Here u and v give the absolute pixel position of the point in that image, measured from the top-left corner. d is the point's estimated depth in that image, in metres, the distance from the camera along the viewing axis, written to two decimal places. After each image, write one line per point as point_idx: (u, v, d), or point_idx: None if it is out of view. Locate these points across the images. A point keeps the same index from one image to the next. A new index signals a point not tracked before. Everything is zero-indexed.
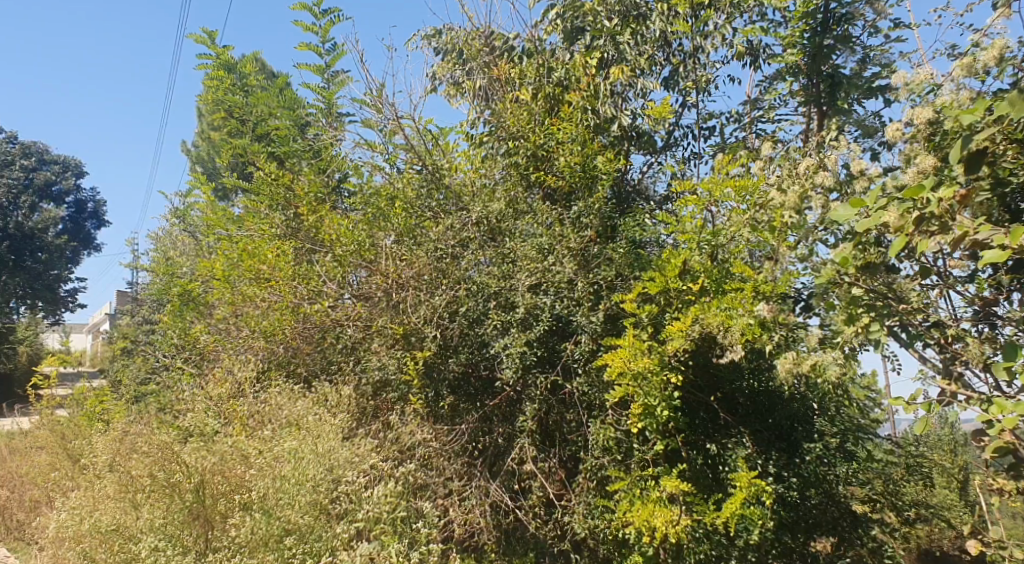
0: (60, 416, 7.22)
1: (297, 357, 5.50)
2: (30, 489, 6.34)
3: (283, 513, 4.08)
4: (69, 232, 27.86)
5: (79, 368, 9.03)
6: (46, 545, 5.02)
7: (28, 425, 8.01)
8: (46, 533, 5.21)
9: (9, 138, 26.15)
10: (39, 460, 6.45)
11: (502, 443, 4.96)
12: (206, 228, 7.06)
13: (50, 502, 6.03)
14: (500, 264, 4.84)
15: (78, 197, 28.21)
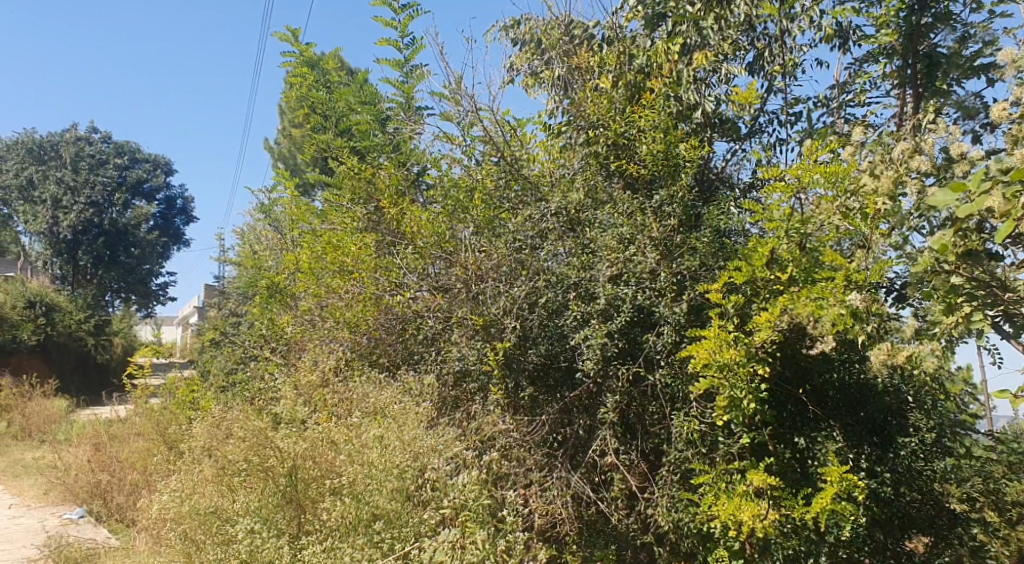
0: (155, 405, 7.56)
1: (379, 347, 5.59)
2: (131, 474, 6.64)
3: (372, 498, 4.22)
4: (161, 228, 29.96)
5: (171, 359, 9.44)
6: (148, 526, 5.25)
7: (125, 412, 8.41)
8: (147, 515, 5.44)
9: (105, 139, 27.81)
10: (138, 446, 6.75)
11: (582, 435, 4.84)
12: (290, 222, 7.26)
13: (149, 486, 6.31)
14: (579, 254, 4.76)
15: (169, 194, 30.21)
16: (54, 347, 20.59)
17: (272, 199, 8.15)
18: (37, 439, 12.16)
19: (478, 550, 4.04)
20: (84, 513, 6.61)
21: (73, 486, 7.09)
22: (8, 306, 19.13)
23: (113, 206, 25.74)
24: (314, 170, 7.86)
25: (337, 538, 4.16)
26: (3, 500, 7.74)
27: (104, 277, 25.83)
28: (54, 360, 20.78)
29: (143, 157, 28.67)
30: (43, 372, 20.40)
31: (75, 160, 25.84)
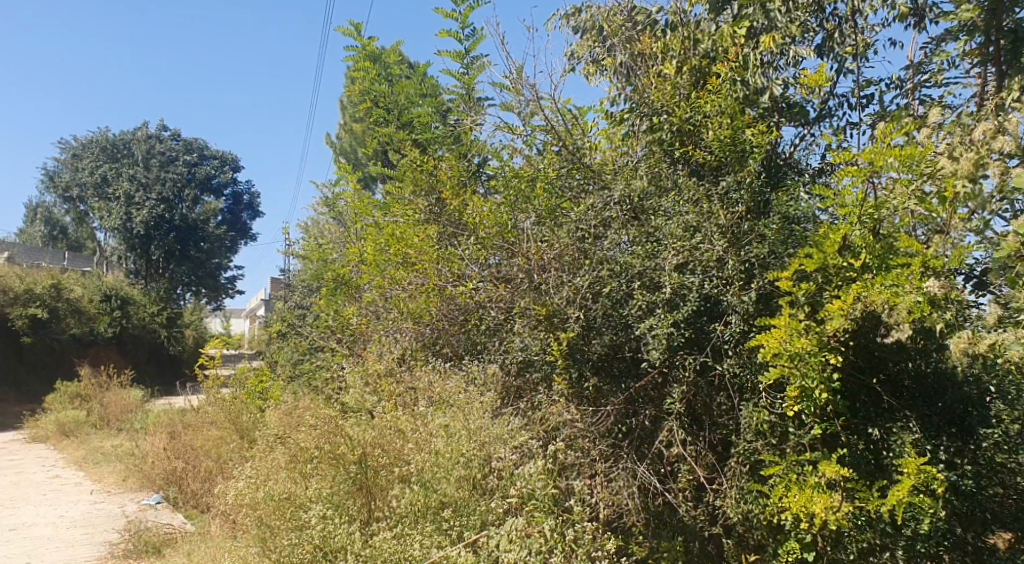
0: (226, 395, 7.79)
1: (443, 337, 5.67)
2: (204, 461, 6.86)
3: (440, 486, 4.32)
4: (228, 223, 31.42)
5: (240, 350, 9.74)
6: (225, 511, 5.43)
7: (197, 403, 8.70)
8: (223, 500, 5.63)
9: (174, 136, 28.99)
10: (211, 434, 6.98)
11: (648, 426, 4.75)
12: (353, 215, 7.39)
13: (223, 473, 6.52)
14: (643, 243, 4.66)
15: (236, 189, 31.48)
16: (128, 340, 22.85)
17: (335, 192, 8.26)
18: (115, 427, 12.64)
19: (547, 539, 4.02)
20: (161, 498, 6.89)
21: (151, 473, 7.42)
22: (84, 300, 21.33)
23: (183, 202, 27.44)
24: (376, 163, 7.98)
25: (407, 525, 4.24)
26: (85, 486, 8.11)
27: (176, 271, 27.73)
28: (129, 351, 22.96)
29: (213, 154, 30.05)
30: (119, 362, 22.60)
31: (144, 159, 26.98)
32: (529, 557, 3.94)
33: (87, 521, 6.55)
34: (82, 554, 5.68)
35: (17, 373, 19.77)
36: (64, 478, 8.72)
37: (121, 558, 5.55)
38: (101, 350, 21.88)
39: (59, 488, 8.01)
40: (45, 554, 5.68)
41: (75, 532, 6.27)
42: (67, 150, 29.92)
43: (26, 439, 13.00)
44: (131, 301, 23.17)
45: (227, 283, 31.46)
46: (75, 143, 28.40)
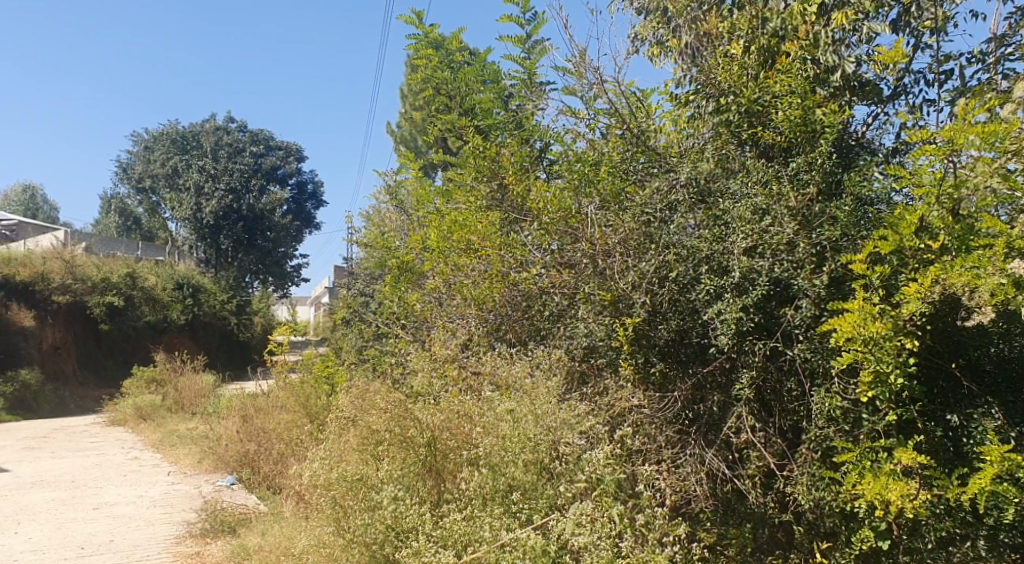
0: (295, 380, 8.00)
1: (507, 323, 5.71)
2: (275, 444, 7.08)
3: (508, 470, 4.36)
4: (293, 211, 32.44)
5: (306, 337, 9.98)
6: (300, 491, 5.60)
7: (267, 388, 8.97)
8: (296, 481, 5.81)
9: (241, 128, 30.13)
10: (282, 419, 7.18)
11: (716, 412, 4.60)
12: (415, 203, 7.48)
13: (296, 455, 6.73)
14: (711, 226, 4.58)
15: (300, 178, 32.44)
16: (200, 327, 24.57)
17: (398, 180, 8.40)
18: (190, 410, 13.07)
19: (614, 525, 4.04)
20: (235, 480, 7.15)
21: (225, 456, 7.70)
22: (158, 288, 22.92)
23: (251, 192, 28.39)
24: (437, 150, 8.05)
25: (477, 507, 4.32)
26: (163, 467, 8.45)
27: (241, 261, 28.83)
28: (200, 338, 24.69)
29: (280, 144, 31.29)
30: (192, 349, 24.24)
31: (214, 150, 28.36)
32: (600, 542, 3.93)
33: (166, 501, 6.85)
34: (163, 533, 5.92)
35: (96, 359, 21.38)
36: (143, 460, 9.09)
37: (199, 537, 5.77)
38: (175, 336, 23.64)
39: (139, 469, 8.37)
40: (128, 532, 5.95)
41: (155, 511, 6.55)
42: (138, 145, 31.03)
43: (106, 422, 13.57)
44: (201, 290, 24.89)
45: (293, 272, 32.23)
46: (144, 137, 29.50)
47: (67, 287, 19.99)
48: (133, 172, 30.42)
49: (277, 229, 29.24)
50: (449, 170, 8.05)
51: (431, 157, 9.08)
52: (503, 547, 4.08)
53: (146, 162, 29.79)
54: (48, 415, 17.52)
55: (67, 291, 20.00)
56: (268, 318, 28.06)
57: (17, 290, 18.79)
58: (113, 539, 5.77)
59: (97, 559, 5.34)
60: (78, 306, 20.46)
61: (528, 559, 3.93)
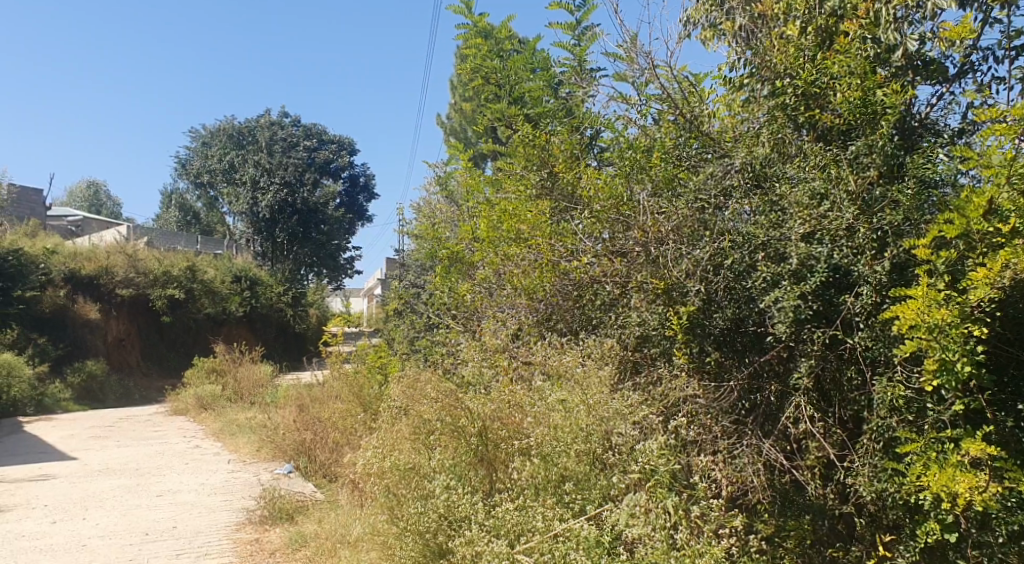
0: (349, 370, 8.12)
1: (558, 312, 5.69)
2: (331, 433, 7.23)
3: (560, 460, 4.32)
4: (346, 205, 33.08)
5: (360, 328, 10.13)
6: (355, 479, 5.70)
7: (323, 377, 9.14)
8: (351, 469, 5.90)
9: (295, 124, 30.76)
10: (337, 408, 7.30)
11: (774, 402, 4.49)
12: (465, 193, 7.53)
13: (351, 444, 6.85)
14: (768, 212, 4.48)
15: (353, 172, 33.06)
16: (257, 318, 25.17)
17: (448, 171, 8.43)
18: (249, 400, 13.39)
19: (668, 517, 3.94)
20: (293, 468, 7.32)
21: (283, 444, 7.89)
22: (218, 281, 23.69)
23: (303, 185, 28.69)
24: (486, 139, 8.03)
25: (529, 496, 4.31)
26: (224, 455, 8.70)
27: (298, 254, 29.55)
28: (258, 329, 25.37)
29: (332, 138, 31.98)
30: (251, 340, 25.01)
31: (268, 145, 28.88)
32: (655, 534, 3.89)
33: (226, 488, 7.03)
34: (222, 520, 6.07)
35: (161, 352, 22.15)
36: (205, 448, 9.37)
37: (258, 524, 5.90)
38: (234, 328, 24.38)
39: (200, 457, 8.61)
40: (190, 518, 6.12)
41: (214, 498, 6.73)
42: (197, 142, 31.92)
43: (170, 411, 14.01)
44: (259, 283, 25.52)
45: (347, 264, 32.75)
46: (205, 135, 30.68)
47: (130, 280, 20.83)
48: (190, 169, 31.13)
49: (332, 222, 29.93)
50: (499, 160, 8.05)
51: (481, 147, 9.07)
52: (556, 538, 4.05)
53: (203, 157, 30.44)
54: (112, 404, 18.15)
55: (130, 284, 20.83)
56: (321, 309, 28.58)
57: (83, 283, 19.64)
58: (175, 526, 5.94)
59: (160, 545, 5.50)
60: (141, 301, 21.48)
61: (582, 551, 3.91)
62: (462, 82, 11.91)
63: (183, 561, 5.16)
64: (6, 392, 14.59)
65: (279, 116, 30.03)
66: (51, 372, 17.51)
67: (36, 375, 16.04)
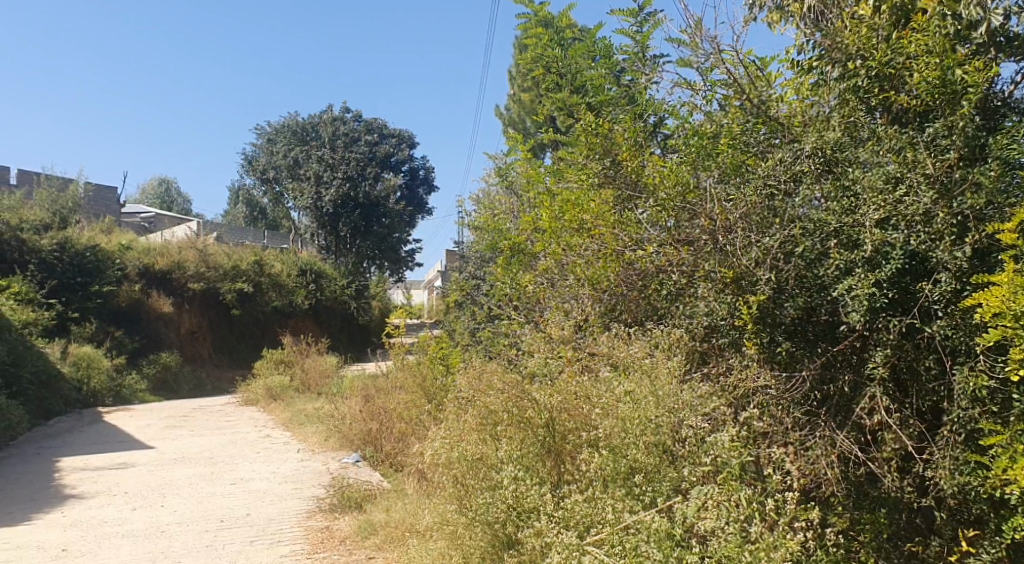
0: (412, 360, 8.23)
1: (622, 303, 5.64)
2: (397, 424, 7.37)
3: (629, 452, 4.25)
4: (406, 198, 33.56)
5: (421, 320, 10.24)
6: (424, 469, 5.75)
7: (386, 368, 9.28)
8: (421, 461, 5.97)
9: (356, 118, 31.09)
10: (402, 399, 7.40)
11: (847, 392, 4.39)
12: (526, 184, 7.54)
13: (417, 435, 6.95)
14: (840, 198, 4.35)
15: (412, 166, 33.51)
16: (323, 311, 25.82)
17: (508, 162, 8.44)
18: (315, 390, 13.64)
19: (735, 510, 3.87)
20: (359, 457, 7.62)
21: (350, 435, 8.12)
22: (284, 274, 24.49)
23: (366, 179, 29.36)
24: (546, 129, 8.02)
25: (598, 489, 4.27)
26: (293, 445, 8.94)
27: (360, 246, 30.41)
28: (324, 323, 25.94)
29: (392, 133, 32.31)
30: (316, 332, 25.56)
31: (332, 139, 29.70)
32: (727, 526, 3.79)
33: (296, 477, 7.21)
34: (293, 508, 6.22)
35: (229, 343, 22.70)
36: (274, 437, 9.62)
37: (328, 512, 6.03)
38: (301, 322, 24.96)
39: (270, 447, 8.84)
40: (262, 506, 6.28)
41: (285, 487, 6.90)
42: (261, 138, 32.77)
43: (239, 402, 14.41)
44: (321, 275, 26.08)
45: (406, 257, 32.93)
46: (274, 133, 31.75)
47: (199, 275, 21.58)
48: (253, 165, 31.94)
49: (392, 215, 30.28)
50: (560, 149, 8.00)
51: (541, 137, 9.03)
52: (626, 529, 4.03)
53: (269, 153, 31.30)
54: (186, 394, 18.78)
55: (200, 277, 21.62)
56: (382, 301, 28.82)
57: (157, 277, 20.51)
58: (249, 513, 6.11)
59: (235, 531, 5.66)
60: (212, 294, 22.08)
61: (654, 543, 3.86)
62: (524, 72, 11.90)
63: (257, 547, 5.31)
64: (88, 383, 15.19)
65: (341, 111, 30.64)
66: (128, 364, 18.22)
67: (114, 366, 16.70)
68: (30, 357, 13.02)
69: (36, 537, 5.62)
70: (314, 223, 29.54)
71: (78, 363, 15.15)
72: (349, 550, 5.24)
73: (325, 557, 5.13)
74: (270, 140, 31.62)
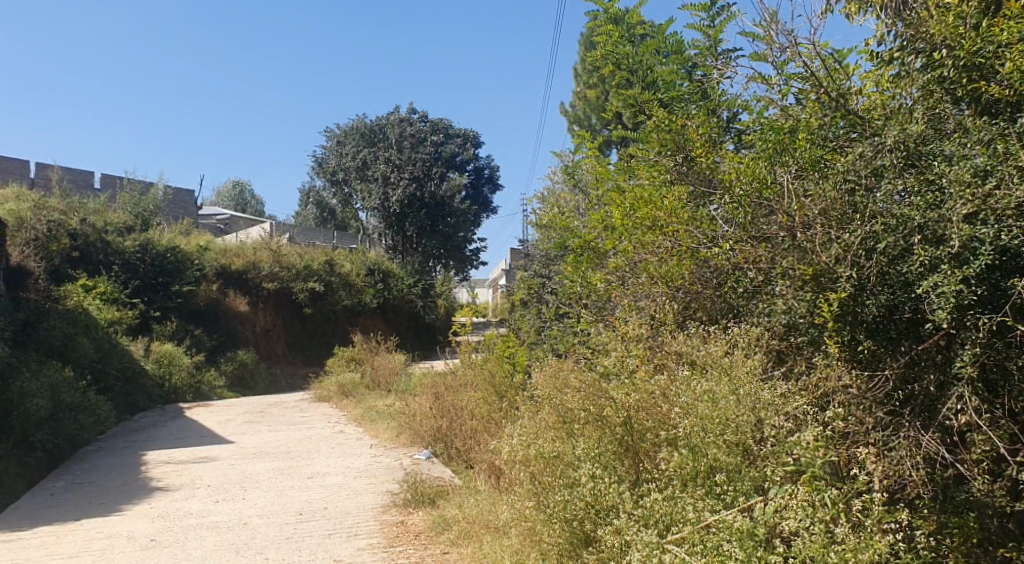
0: (479, 359, 8.41)
1: (697, 301, 5.64)
2: (469, 422, 7.53)
3: (709, 451, 4.22)
4: (472, 197, 34.03)
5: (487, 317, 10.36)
6: (500, 467, 5.81)
7: (454, 366, 9.41)
8: (497, 460, 6.05)
9: (422, 118, 31.43)
10: (473, 396, 7.53)
11: (933, 392, 4.11)
12: (594, 181, 7.58)
13: (492, 431, 7.07)
14: (924, 192, 4.15)
15: (478, 165, 33.96)
16: (390, 309, 26.27)
17: (575, 159, 8.48)
18: (385, 387, 13.87)
19: (815, 513, 3.76)
20: (430, 454, 7.76)
21: (421, 432, 8.26)
22: (355, 274, 25.07)
23: (433, 179, 29.93)
24: (615, 126, 8.05)
25: (677, 488, 4.28)
26: (365, 441, 9.13)
27: (427, 245, 30.91)
28: (392, 320, 26.48)
29: (456, 133, 32.66)
30: (385, 330, 26.17)
31: (398, 141, 30.35)
32: (812, 527, 3.72)
33: (370, 472, 7.35)
34: (368, 502, 6.36)
35: (303, 341, 23.50)
36: (346, 433, 9.84)
37: (402, 507, 6.15)
38: (370, 319, 25.67)
39: (343, 442, 9.04)
40: (339, 500, 6.41)
41: (361, 481, 7.04)
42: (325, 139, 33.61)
43: (312, 398, 14.77)
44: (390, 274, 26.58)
45: (471, 255, 33.24)
46: (342, 133, 32.52)
47: (275, 274, 22.47)
48: (322, 166, 32.82)
49: (456, 215, 30.79)
50: (629, 146, 8.01)
51: (608, 134, 9.04)
52: (707, 528, 4.00)
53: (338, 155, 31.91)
54: (262, 391, 19.24)
55: (275, 277, 22.50)
56: (450, 300, 28.97)
57: (235, 277, 21.51)
58: (326, 507, 6.24)
59: (313, 524, 5.80)
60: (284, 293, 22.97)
61: (736, 542, 3.77)
62: (591, 70, 11.94)
63: (335, 540, 5.44)
64: (169, 379, 15.65)
65: (409, 111, 31.15)
66: (210, 361, 18.81)
67: (196, 363, 17.24)
68: (115, 353, 13.63)
69: (127, 527, 5.86)
70: (381, 223, 30.43)
71: (161, 361, 15.69)
72: (424, 545, 5.37)
73: (401, 552, 5.24)
74: (337, 141, 32.30)
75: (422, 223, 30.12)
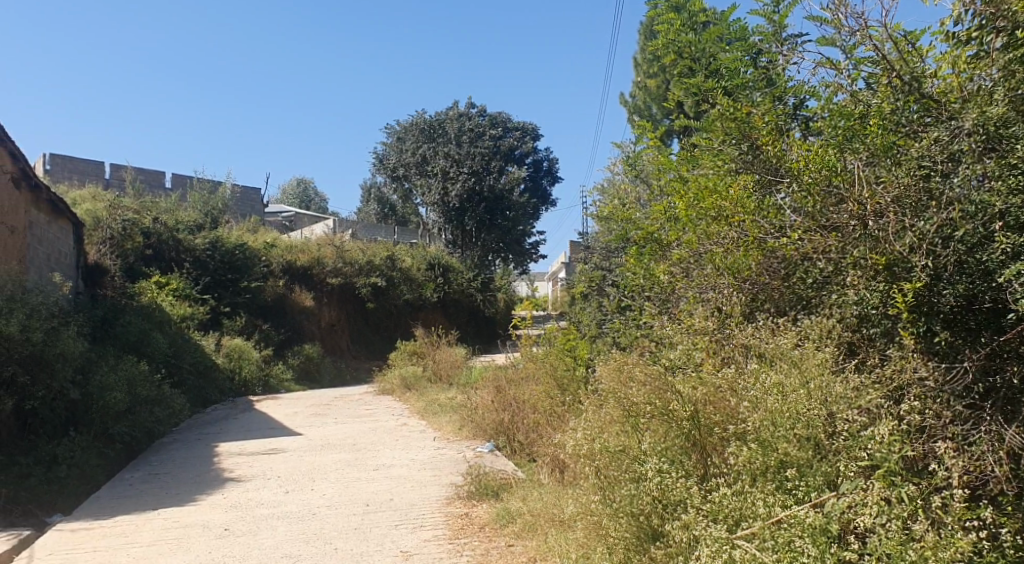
0: (542, 352, 8.50)
1: (766, 293, 5.53)
2: (532, 416, 7.61)
3: (779, 446, 4.15)
4: (531, 190, 34.17)
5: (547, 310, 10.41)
6: (564, 460, 5.81)
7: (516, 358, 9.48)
8: (562, 454, 6.06)
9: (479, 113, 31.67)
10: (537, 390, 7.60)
11: (1016, 385, 3.91)
12: (656, 172, 7.56)
13: (555, 425, 7.12)
14: (1005, 176, 3.94)
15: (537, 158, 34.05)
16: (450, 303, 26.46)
17: (636, 150, 8.44)
18: (446, 381, 14.06)
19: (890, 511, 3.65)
20: (493, 447, 7.84)
21: (483, 424, 8.35)
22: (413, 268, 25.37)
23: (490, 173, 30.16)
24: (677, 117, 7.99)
25: (746, 483, 4.20)
26: (428, 433, 9.26)
27: (484, 239, 31.20)
28: (451, 314, 26.69)
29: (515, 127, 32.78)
30: (446, 324, 26.38)
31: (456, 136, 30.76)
32: (888, 524, 3.61)
33: (435, 464, 7.46)
34: (433, 494, 6.44)
35: (366, 335, 23.92)
36: (410, 425, 10.01)
37: (466, 499, 6.22)
38: (431, 314, 25.90)
39: (407, 435, 9.17)
40: (404, 492, 6.51)
41: (424, 473, 7.15)
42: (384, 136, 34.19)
43: (375, 391, 15.07)
44: (451, 268, 26.77)
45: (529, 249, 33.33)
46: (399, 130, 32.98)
47: (337, 270, 22.98)
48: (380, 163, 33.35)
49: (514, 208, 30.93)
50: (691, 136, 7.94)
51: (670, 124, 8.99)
52: (779, 524, 3.91)
53: (396, 151, 32.42)
54: (329, 382, 19.63)
55: (338, 273, 23.02)
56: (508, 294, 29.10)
57: (298, 273, 22.06)
58: (392, 498, 6.35)
59: (381, 516, 5.90)
60: (347, 289, 23.47)
61: (807, 539, 3.71)
62: (651, 59, 11.85)
63: (402, 531, 5.53)
64: (238, 373, 16.10)
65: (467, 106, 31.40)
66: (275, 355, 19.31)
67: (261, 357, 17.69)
68: (187, 348, 14.13)
69: (201, 517, 6.08)
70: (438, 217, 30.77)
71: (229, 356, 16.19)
72: (488, 537, 5.43)
73: (466, 544, 5.31)
74: (396, 137, 32.80)
75: (480, 217, 30.36)
